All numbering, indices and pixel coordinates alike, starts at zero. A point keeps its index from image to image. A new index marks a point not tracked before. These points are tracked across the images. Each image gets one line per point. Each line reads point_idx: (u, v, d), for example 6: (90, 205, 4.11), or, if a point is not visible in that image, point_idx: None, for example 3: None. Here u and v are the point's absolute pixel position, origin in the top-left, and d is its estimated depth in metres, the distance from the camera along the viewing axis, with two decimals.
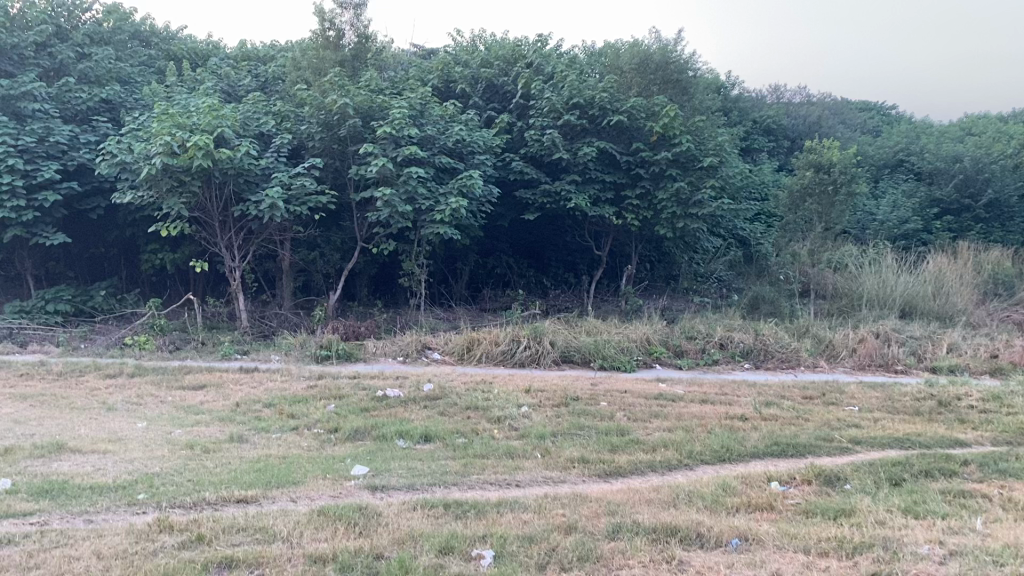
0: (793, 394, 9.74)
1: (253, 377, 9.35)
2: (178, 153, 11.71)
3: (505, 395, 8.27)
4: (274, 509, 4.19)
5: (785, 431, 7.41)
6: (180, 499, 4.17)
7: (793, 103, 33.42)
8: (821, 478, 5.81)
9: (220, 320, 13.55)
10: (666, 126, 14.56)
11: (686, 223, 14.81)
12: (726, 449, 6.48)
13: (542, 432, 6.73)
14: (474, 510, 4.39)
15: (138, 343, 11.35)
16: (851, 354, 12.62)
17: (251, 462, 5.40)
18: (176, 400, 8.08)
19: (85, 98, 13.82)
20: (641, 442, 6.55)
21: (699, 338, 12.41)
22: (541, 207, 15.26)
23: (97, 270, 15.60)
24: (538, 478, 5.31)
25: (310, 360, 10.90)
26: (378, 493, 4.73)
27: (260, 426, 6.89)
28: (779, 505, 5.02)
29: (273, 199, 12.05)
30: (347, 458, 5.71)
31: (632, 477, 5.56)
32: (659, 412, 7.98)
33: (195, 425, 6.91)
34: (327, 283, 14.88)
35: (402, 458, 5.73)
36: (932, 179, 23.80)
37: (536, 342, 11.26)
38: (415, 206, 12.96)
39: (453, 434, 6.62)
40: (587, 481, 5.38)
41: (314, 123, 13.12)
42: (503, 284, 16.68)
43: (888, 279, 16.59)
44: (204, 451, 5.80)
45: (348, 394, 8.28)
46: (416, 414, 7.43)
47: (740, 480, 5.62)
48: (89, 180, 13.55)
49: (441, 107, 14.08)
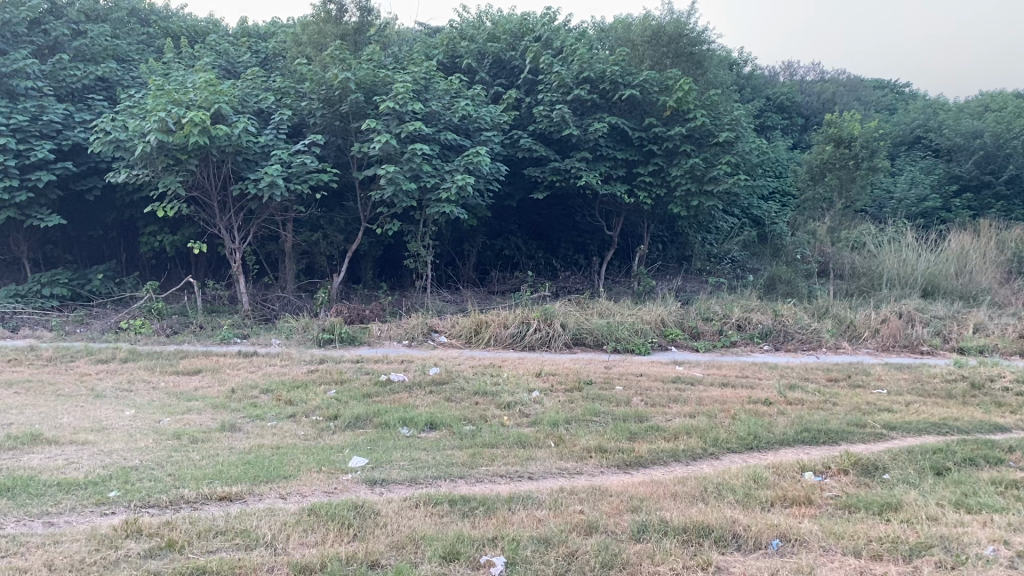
0: (817, 376, 9.28)
1: (250, 361, 8.93)
2: (174, 131, 11.26)
3: (515, 379, 7.84)
4: (260, 507, 3.77)
5: (814, 416, 6.97)
6: (155, 497, 3.76)
7: (806, 80, 32.65)
8: (858, 468, 5.36)
9: (221, 303, 13.14)
10: (680, 100, 14.03)
11: (700, 201, 14.29)
12: (752, 436, 6.03)
13: (555, 418, 6.30)
14: (483, 508, 3.96)
15: (134, 327, 10.96)
16: (874, 335, 12.12)
17: (241, 454, 4.98)
18: (168, 387, 7.68)
19: (79, 76, 13.36)
20: (661, 429, 6.11)
21: (716, 319, 11.94)
22: (552, 185, 14.76)
23: (97, 254, 15.21)
24: (551, 469, 4.87)
25: (312, 344, 10.48)
26: (378, 488, 4.30)
27: (254, 413, 6.48)
28: (818, 498, 4.58)
29: (272, 176, 11.59)
30: (345, 448, 5.29)
31: (654, 468, 5.11)
32: (678, 396, 7.53)
33: (185, 413, 6.52)
34: (330, 265, 14.41)
35: (405, 448, 5.31)
36: (951, 156, 23.14)
37: (546, 325, 10.80)
38: (420, 184, 12.50)
39: (460, 422, 6.20)
40: (606, 472, 4.95)
41: (315, 99, 12.67)
42: (512, 266, 16.15)
43: (909, 258, 16.05)
44: (192, 442, 5.39)
45: (349, 378, 7.87)
46: (420, 400, 7.00)
47: (773, 471, 5.16)
48: (84, 160, 13.14)
49: (447, 82, 13.56)
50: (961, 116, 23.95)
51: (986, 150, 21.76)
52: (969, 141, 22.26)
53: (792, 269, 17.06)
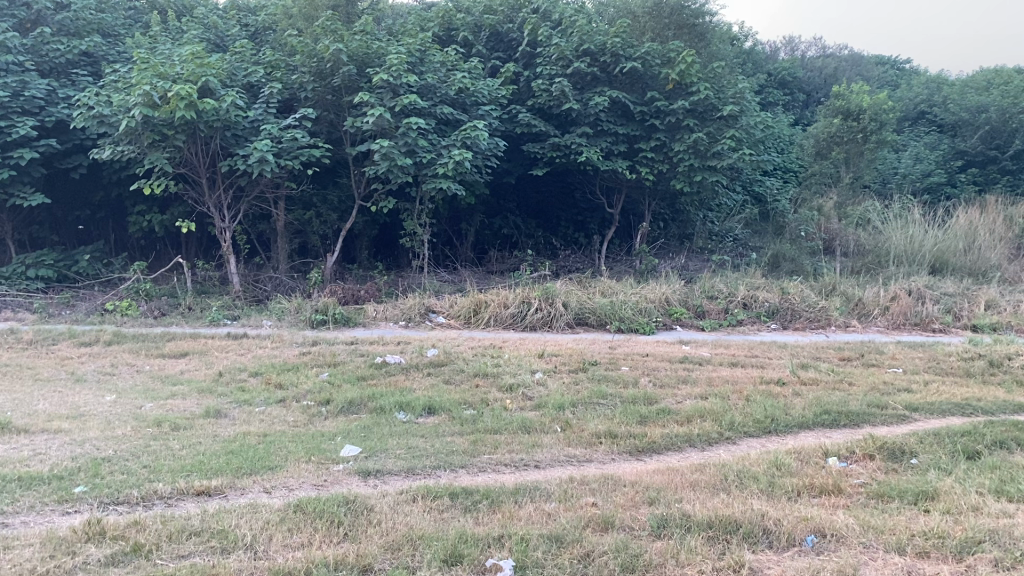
0: (828, 356, 8.95)
1: (240, 343, 8.57)
2: (159, 105, 10.83)
3: (516, 360, 7.49)
4: (241, 503, 3.42)
5: (832, 397, 6.64)
6: (125, 493, 3.41)
7: (807, 56, 32.05)
8: (884, 453, 5.02)
9: (211, 284, 12.76)
10: (683, 73, 13.60)
11: (704, 177, 13.90)
12: (770, 419, 5.70)
13: (560, 401, 5.96)
14: (487, 501, 3.62)
15: (120, 309, 10.59)
16: (884, 313, 11.79)
17: (226, 443, 4.63)
18: (153, 370, 7.33)
19: (63, 50, 12.88)
20: (673, 412, 5.77)
21: (721, 298, 11.59)
22: (551, 161, 14.36)
23: (84, 234, 14.77)
24: (559, 457, 4.53)
25: (305, 325, 10.12)
26: (372, 480, 3.95)
27: (241, 398, 6.14)
28: (848, 487, 4.24)
29: (262, 152, 11.17)
30: (337, 436, 4.93)
31: (668, 455, 4.78)
32: (686, 377, 7.20)
33: (169, 399, 6.16)
34: (324, 245, 14.03)
35: (402, 435, 4.95)
36: (955, 131, 22.74)
37: (548, 304, 10.44)
38: (415, 159, 12.10)
39: (460, 406, 5.85)
40: (617, 460, 4.62)
41: (306, 72, 12.20)
42: (511, 245, 15.78)
43: (916, 234, 15.69)
44: (173, 430, 5.03)
45: (343, 361, 7.51)
46: (418, 383, 6.66)
47: (794, 456, 4.83)
48: (69, 137, 12.70)
49: (443, 54, 13.12)
50: (966, 91, 23.48)
51: (992, 125, 21.32)
52: (975, 116, 21.82)
53: (796, 246, 16.71)
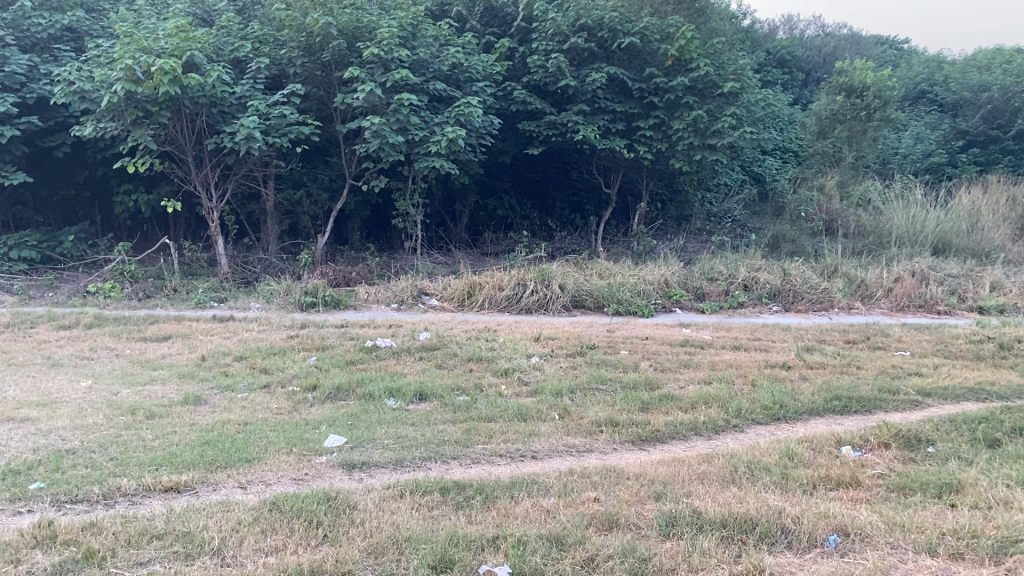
0: (833, 338, 8.68)
1: (226, 326, 8.27)
2: (142, 80, 10.46)
3: (512, 344, 7.21)
4: (211, 500, 3.14)
5: (841, 381, 6.38)
6: (85, 490, 3.14)
7: (805, 35, 31.62)
8: (900, 441, 4.76)
9: (199, 265, 12.43)
10: (682, 49, 13.26)
11: (703, 155, 13.59)
12: (778, 404, 5.43)
13: (558, 387, 5.69)
14: (480, 497, 3.35)
15: (103, 291, 10.29)
16: (887, 295, 11.54)
17: (203, 433, 4.34)
18: (134, 354, 7.03)
19: (45, 25, 12.41)
20: (677, 398, 5.50)
21: (721, 280, 11.31)
22: (547, 140, 14.02)
23: (70, 215, 14.39)
24: (557, 446, 4.25)
25: (293, 308, 9.82)
26: (357, 473, 3.67)
27: (223, 384, 5.85)
28: (866, 479, 3.99)
29: (249, 129, 10.82)
30: (322, 425, 4.64)
31: (673, 444, 4.51)
32: (688, 361, 6.92)
33: (147, 384, 5.88)
34: (315, 225, 13.69)
35: (390, 424, 4.65)
36: (956, 111, 22.41)
37: (544, 286, 10.15)
38: (407, 137, 11.76)
39: (453, 392, 5.58)
40: (619, 449, 4.35)
41: (295, 47, 11.81)
42: (506, 227, 15.50)
43: (918, 215, 15.41)
44: (148, 418, 4.76)
45: (332, 344, 7.22)
46: (409, 368, 6.38)
47: (806, 445, 4.58)
48: (51, 115, 12.32)
49: (436, 28, 12.73)
50: (968, 69, 23.12)
51: (993, 104, 21.00)
52: (976, 95, 21.49)
53: (796, 228, 16.43)
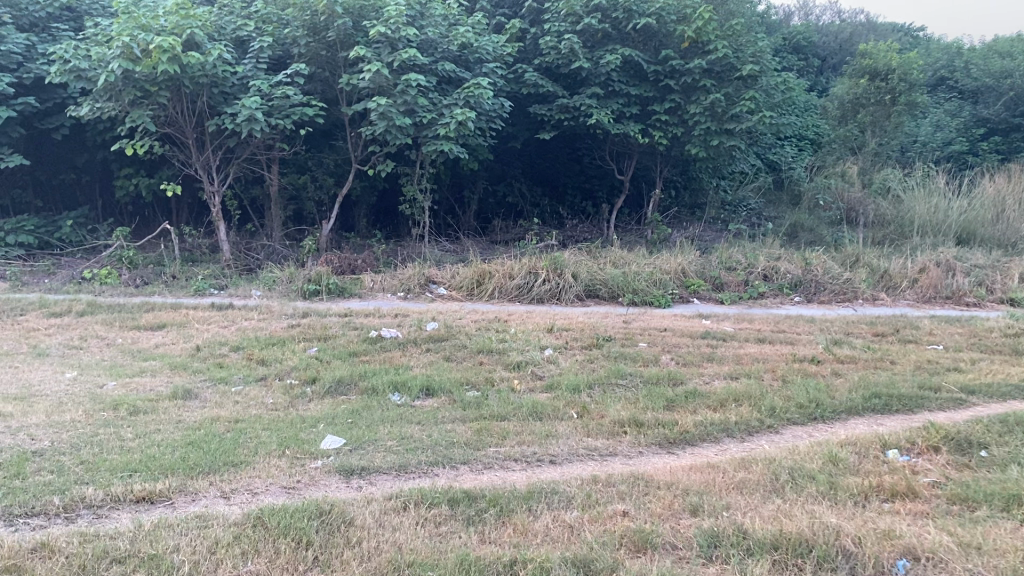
0: (861, 331, 8.25)
1: (224, 315, 7.90)
2: (140, 59, 10.06)
3: (525, 335, 6.81)
4: (187, 513, 2.78)
5: (877, 377, 5.96)
6: (43, 502, 2.79)
7: (819, 22, 30.91)
8: (951, 445, 4.35)
9: (200, 252, 12.06)
10: (699, 30, 12.79)
11: (720, 141, 13.15)
12: (813, 402, 5.03)
13: (576, 382, 5.29)
14: (495, 510, 2.96)
15: (98, 278, 9.94)
16: (912, 286, 11.09)
17: (189, 432, 3.96)
18: (126, 344, 6.66)
19: (42, 3, 12.01)
20: (704, 395, 5.09)
21: (740, 269, 10.88)
22: (559, 125, 13.58)
23: (69, 200, 14.01)
24: (577, 449, 3.86)
25: (296, 296, 9.45)
26: (357, 481, 3.29)
27: (217, 377, 5.47)
28: (924, 489, 3.59)
29: (251, 110, 10.41)
30: (319, 422, 4.26)
31: (704, 447, 4.12)
32: (711, 355, 6.51)
33: (136, 376, 5.51)
34: (320, 211, 13.29)
35: (393, 422, 4.26)
36: (978, 97, 21.83)
37: (556, 275, 9.75)
38: (415, 120, 11.35)
39: (463, 387, 5.19)
40: (646, 453, 3.96)
41: (298, 26, 11.37)
42: (516, 214, 15.13)
43: (942, 203, 14.90)
44: (133, 414, 4.39)
45: (335, 334, 6.83)
46: (416, 360, 5.98)
47: (849, 449, 4.18)
48: (50, 96, 11.92)
49: (445, 7, 12.28)
50: (991, 55, 22.52)
51: (1016, 91, 20.40)
52: (999, 81, 20.88)
53: (814, 217, 15.99)
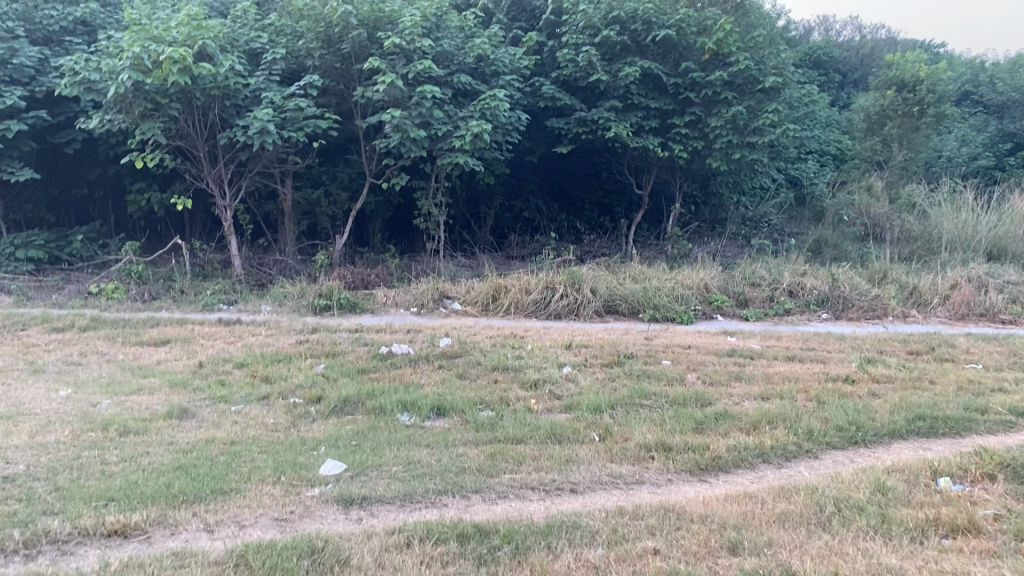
0: (894, 349, 7.87)
1: (231, 330, 7.63)
2: (150, 70, 9.89)
3: (542, 352, 6.48)
4: (163, 550, 2.54)
5: (919, 398, 5.57)
6: (2, 536, 2.57)
7: (839, 37, 30.52)
8: (1008, 472, 3.97)
9: (211, 267, 11.85)
10: (721, 42, 12.49)
11: (742, 154, 12.82)
12: (852, 424, 4.67)
13: (597, 402, 4.96)
14: (510, 547, 2.66)
15: (105, 293, 9.74)
16: (944, 303, 10.67)
17: (179, 455, 3.67)
18: (126, 360, 6.39)
19: (56, 16, 11.82)
20: (735, 417, 4.75)
21: (765, 285, 10.51)
22: (577, 138, 13.30)
23: (82, 215, 13.87)
24: (600, 476, 3.53)
25: (306, 311, 9.18)
26: (358, 511, 2.99)
27: (217, 395, 5.19)
28: (988, 523, 3.22)
29: (262, 122, 10.19)
30: (321, 445, 3.96)
31: (738, 475, 3.78)
32: (739, 373, 6.15)
33: (133, 394, 5.24)
34: (333, 226, 13.04)
35: (401, 445, 3.95)
36: (1004, 112, 21.40)
37: (574, 290, 9.42)
38: (430, 132, 11.11)
39: (476, 407, 4.88)
40: (675, 481, 3.62)
41: (312, 38, 11.17)
42: (532, 230, 14.76)
43: (971, 218, 14.46)
44: (123, 435, 4.10)
45: (344, 351, 6.54)
46: (427, 378, 5.67)
47: (897, 477, 3.82)
48: (62, 110, 11.76)
49: (460, 19, 12.06)
50: (1017, 69, 22.08)
51: None
52: None
53: (838, 233, 15.59)
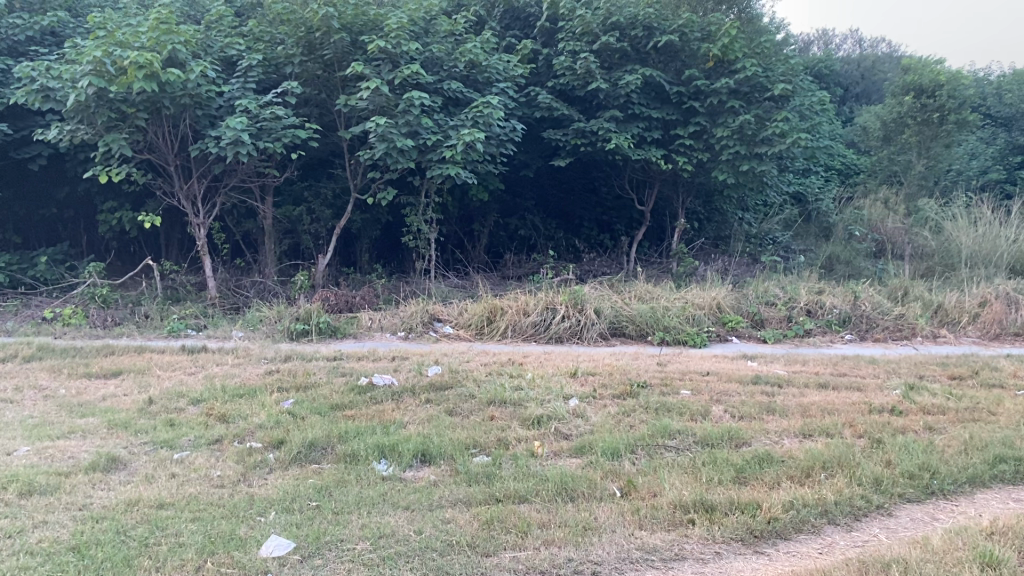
0: (935, 374, 7.05)
1: (195, 359, 6.78)
2: (114, 78, 9.09)
3: (544, 382, 5.67)
4: None
5: (988, 433, 4.75)
6: None
7: (838, 53, 30.04)
8: None
9: (185, 289, 11.03)
10: (726, 48, 11.80)
11: (751, 166, 12.09)
12: (924, 469, 3.85)
13: (613, 444, 4.14)
14: None
15: (63, 318, 8.94)
16: (973, 321, 9.89)
17: (84, 530, 2.84)
18: (66, 396, 5.54)
19: (22, 25, 10.99)
20: (782, 460, 3.93)
21: (780, 304, 9.72)
22: (574, 150, 12.56)
23: (52, 234, 13.02)
24: (631, 553, 2.74)
25: (283, 337, 8.35)
26: None
27: (161, 439, 4.35)
28: None
29: (236, 132, 9.42)
30: (271, 509, 3.13)
31: (803, 543, 2.99)
32: (770, 405, 5.33)
33: (60, 438, 4.39)
34: (317, 244, 12.24)
35: (372, 508, 3.12)
36: (1010, 124, 20.84)
37: (576, 311, 8.63)
38: (418, 142, 10.35)
39: (468, 451, 4.06)
40: (725, 555, 2.82)
41: (292, 44, 10.41)
42: (528, 247, 13.97)
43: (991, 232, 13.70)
44: (23, 498, 3.26)
45: (317, 383, 5.71)
46: (412, 415, 4.85)
47: (1002, 541, 3.01)
48: (25, 122, 10.92)
49: (451, 23, 11.33)
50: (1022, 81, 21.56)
51: None
52: None
53: (849, 250, 14.84)
